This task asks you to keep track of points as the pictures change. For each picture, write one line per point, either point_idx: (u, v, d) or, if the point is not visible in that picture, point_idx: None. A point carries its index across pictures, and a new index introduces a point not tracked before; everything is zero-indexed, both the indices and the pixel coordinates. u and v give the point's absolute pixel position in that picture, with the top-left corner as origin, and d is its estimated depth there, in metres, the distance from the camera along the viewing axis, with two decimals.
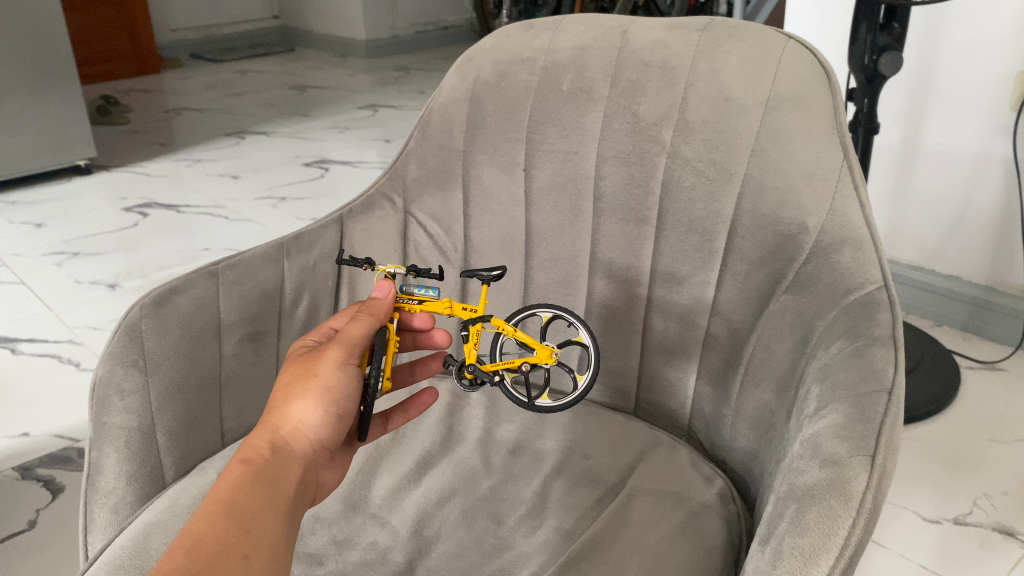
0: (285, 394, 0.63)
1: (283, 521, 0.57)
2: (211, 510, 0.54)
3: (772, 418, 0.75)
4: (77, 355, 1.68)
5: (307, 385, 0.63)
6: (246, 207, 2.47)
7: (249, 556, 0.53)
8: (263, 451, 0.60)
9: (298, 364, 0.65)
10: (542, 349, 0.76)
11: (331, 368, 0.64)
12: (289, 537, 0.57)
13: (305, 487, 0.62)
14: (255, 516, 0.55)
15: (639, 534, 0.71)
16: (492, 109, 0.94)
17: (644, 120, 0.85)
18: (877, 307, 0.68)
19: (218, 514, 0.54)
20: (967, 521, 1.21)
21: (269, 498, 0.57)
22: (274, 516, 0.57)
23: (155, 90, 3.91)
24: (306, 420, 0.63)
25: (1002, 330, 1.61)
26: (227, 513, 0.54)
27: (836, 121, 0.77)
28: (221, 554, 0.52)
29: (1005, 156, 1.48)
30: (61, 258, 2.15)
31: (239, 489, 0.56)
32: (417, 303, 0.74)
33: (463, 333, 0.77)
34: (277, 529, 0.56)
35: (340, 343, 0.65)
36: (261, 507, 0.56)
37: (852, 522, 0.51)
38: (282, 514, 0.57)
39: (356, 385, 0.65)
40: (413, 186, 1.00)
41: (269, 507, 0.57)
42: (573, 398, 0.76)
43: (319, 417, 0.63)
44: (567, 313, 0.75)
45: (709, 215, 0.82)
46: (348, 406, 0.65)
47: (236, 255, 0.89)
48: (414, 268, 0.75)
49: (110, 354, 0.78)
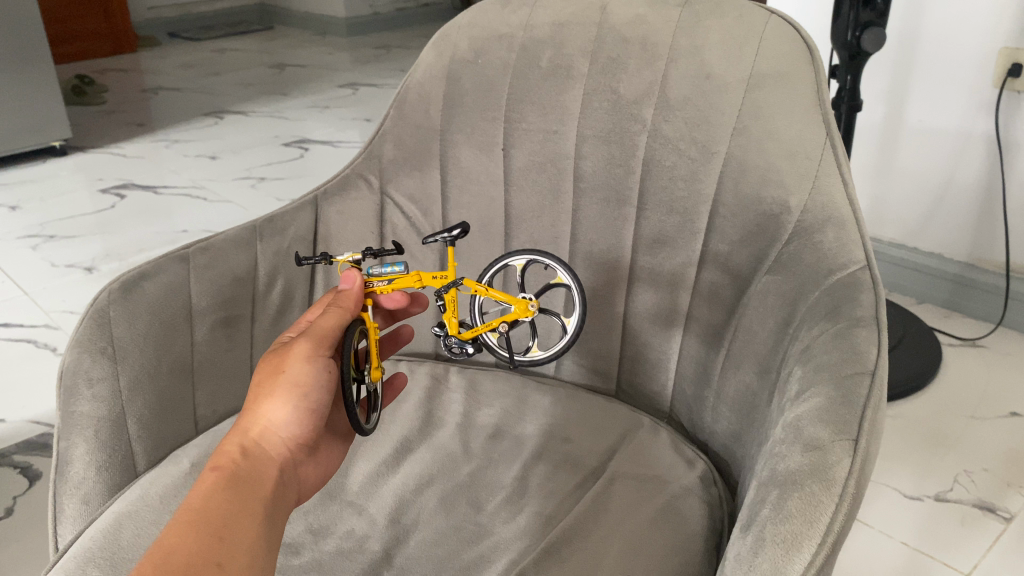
0: (257, 396, 0.63)
1: (261, 524, 0.56)
2: (181, 519, 0.53)
3: (754, 401, 0.75)
4: (53, 340, 1.65)
5: (277, 383, 0.62)
6: (225, 188, 2.44)
7: (224, 564, 0.52)
8: (234, 456, 0.59)
9: (270, 363, 0.64)
10: (519, 304, 0.75)
11: (301, 363, 0.63)
12: (268, 537, 0.56)
13: (284, 486, 0.62)
14: (228, 520, 0.54)
15: (620, 519, 0.70)
16: (469, 88, 0.92)
17: (624, 98, 0.83)
18: (860, 288, 0.67)
19: (188, 522, 0.53)
20: (948, 497, 1.21)
21: (243, 501, 0.57)
22: (250, 517, 0.56)
23: (131, 69, 3.84)
24: (279, 420, 0.62)
25: (983, 307, 1.61)
26: (198, 521, 0.53)
27: (819, 99, 0.75)
28: (194, 560, 0.51)
29: (987, 133, 1.48)
30: (36, 241, 2.11)
31: (211, 496, 0.56)
32: (387, 283, 0.73)
33: (438, 303, 0.75)
34: (255, 532, 0.55)
35: (310, 337, 0.65)
36: (236, 510, 0.56)
37: (835, 507, 0.50)
38: (259, 515, 0.57)
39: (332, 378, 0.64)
40: (389, 167, 0.98)
41: (245, 512, 0.56)
42: (562, 347, 0.77)
43: (291, 414, 0.62)
44: (542, 258, 0.75)
45: (690, 195, 0.80)
46: (324, 400, 0.64)
47: (208, 239, 0.86)
48: (372, 249, 0.74)
49: (78, 341, 0.76)
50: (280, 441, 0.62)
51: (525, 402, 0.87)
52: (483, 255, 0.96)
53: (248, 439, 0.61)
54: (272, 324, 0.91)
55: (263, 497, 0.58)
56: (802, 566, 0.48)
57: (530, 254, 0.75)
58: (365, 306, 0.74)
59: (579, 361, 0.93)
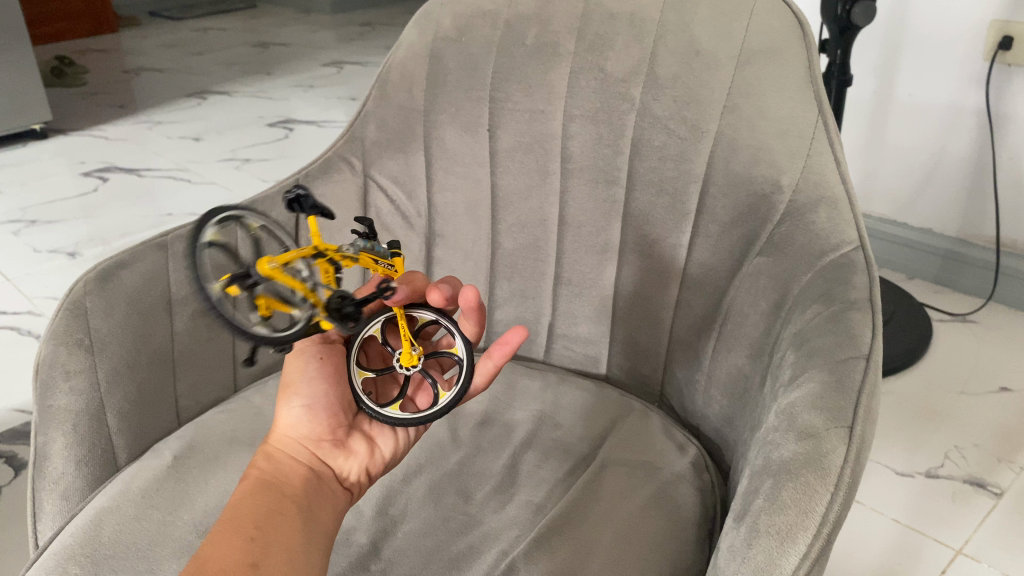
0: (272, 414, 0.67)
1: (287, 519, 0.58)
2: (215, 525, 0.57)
3: (746, 385, 0.74)
4: (37, 327, 1.62)
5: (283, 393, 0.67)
6: (210, 169, 2.41)
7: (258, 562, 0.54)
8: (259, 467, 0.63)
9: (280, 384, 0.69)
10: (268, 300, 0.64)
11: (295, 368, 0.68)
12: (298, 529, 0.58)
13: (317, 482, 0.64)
14: (261, 520, 0.57)
15: (611, 507, 0.69)
16: (453, 67, 0.90)
17: (612, 76, 0.81)
18: (853, 269, 0.66)
19: (219, 525, 0.56)
20: (939, 473, 1.21)
21: (270, 500, 0.59)
22: (279, 516, 0.58)
23: (112, 49, 3.78)
24: (290, 422, 0.66)
25: (973, 282, 1.61)
26: (230, 524, 0.57)
27: (811, 75, 0.73)
28: (226, 554, 0.54)
29: (977, 108, 1.46)
30: (18, 226, 2.08)
31: (242, 500, 0.59)
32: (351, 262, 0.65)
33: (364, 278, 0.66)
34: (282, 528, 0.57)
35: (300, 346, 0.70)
36: (263, 509, 0.58)
37: (830, 497, 0.49)
38: (289, 511, 0.59)
39: (322, 372, 0.68)
40: (372, 149, 0.95)
41: (271, 511, 0.58)
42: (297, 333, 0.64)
43: (296, 414, 0.66)
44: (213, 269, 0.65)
45: (680, 175, 0.78)
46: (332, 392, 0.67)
47: (187, 226, 0.84)
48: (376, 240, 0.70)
49: (53, 333, 0.73)
50: (297, 442, 0.65)
51: (513, 387, 0.86)
52: (470, 239, 0.94)
53: (272, 449, 0.65)
54: None
55: (292, 494, 0.61)
56: (797, 558, 0.47)
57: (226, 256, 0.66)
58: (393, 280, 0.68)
59: (568, 345, 0.92)
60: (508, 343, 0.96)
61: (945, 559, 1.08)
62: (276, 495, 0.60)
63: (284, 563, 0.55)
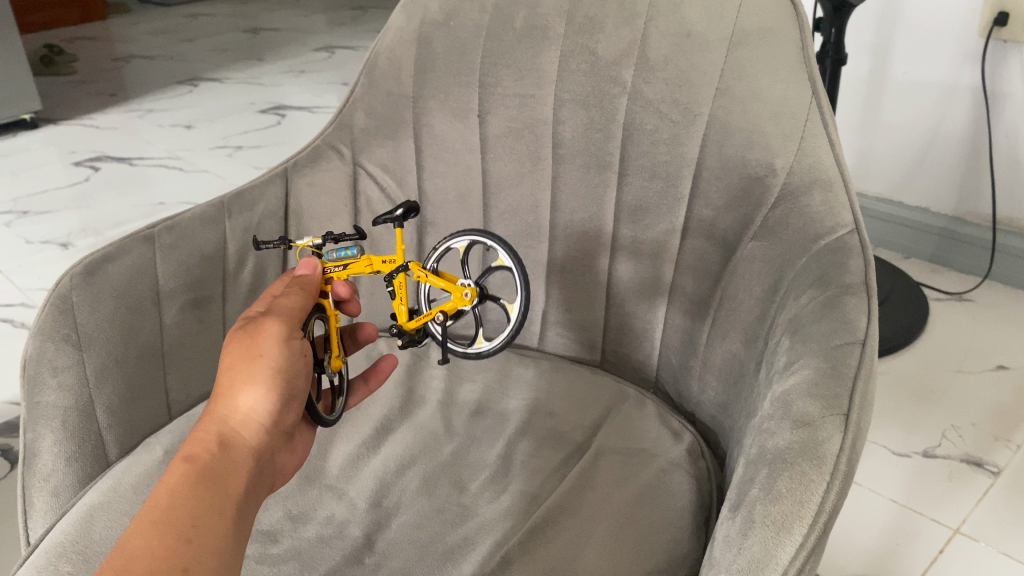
0: (231, 380, 0.57)
1: (233, 525, 0.51)
2: (147, 521, 0.48)
3: (741, 370, 0.73)
4: (29, 319, 1.61)
5: (252, 367, 0.57)
6: (201, 157, 2.39)
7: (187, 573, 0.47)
8: (211, 447, 0.54)
9: (239, 340, 0.59)
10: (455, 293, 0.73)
11: (273, 345, 0.59)
12: (241, 540, 0.51)
13: (260, 482, 0.56)
14: (202, 523, 0.49)
15: (606, 496, 0.69)
16: (442, 51, 0.89)
17: (603, 59, 0.80)
18: (848, 253, 0.66)
19: (154, 523, 0.48)
20: (936, 453, 1.21)
21: (218, 504, 0.51)
22: (224, 520, 0.51)
23: (102, 37, 3.74)
24: (260, 408, 0.57)
25: (970, 261, 1.60)
26: (167, 523, 0.48)
27: (804, 55, 0.72)
28: (159, 568, 0.46)
29: (972, 85, 1.45)
30: (10, 217, 2.06)
31: (184, 495, 0.50)
32: (342, 269, 0.71)
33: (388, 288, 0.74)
34: (226, 534, 0.50)
35: (275, 317, 0.61)
36: (209, 510, 0.50)
37: (827, 486, 0.48)
38: (234, 519, 0.52)
39: (302, 362, 0.61)
40: (361, 137, 0.94)
41: (217, 511, 0.51)
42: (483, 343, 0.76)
43: (266, 400, 0.57)
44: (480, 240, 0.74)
45: (673, 159, 0.78)
46: (299, 385, 0.60)
47: (174, 217, 0.83)
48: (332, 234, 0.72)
49: (40, 328, 0.72)
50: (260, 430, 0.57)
51: (508, 377, 0.86)
52: (461, 226, 0.93)
53: (229, 431, 0.56)
54: (245, 303, 0.88)
55: (242, 497, 0.53)
56: (793, 549, 0.46)
57: (472, 236, 0.75)
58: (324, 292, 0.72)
59: (563, 333, 0.91)
60: (501, 331, 0.95)
61: (943, 539, 1.07)
62: (225, 496, 0.52)
63: None
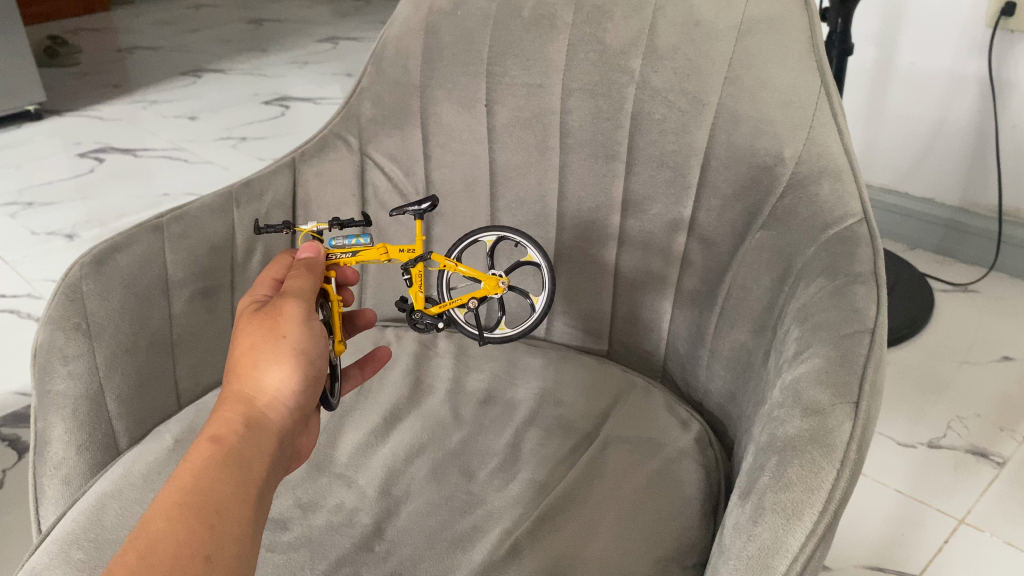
0: (254, 360, 0.57)
1: (258, 507, 0.51)
2: (172, 502, 0.48)
3: (749, 360, 0.73)
4: (35, 310, 1.62)
5: (275, 348, 0.58)
6: (206, 148, 2.39)
7: (211, 558, 0.46)
8: (237, 427, 0.54)
9: (258, 322, 0.59)
10: (490, 280, 0.77)
11: (295, 327, 0.59)
12: (263, 521, 0.51)
13: (282, 465, 0.56)
14: (229, 504, 0.49)
15: (614, 485, 0.69)
16: (449, 41, 0.88)
17: (611, 48, 0.80)
18: (858, 242, 0.65)
19: (180, 505, 0.48)
20: (941, 444, 1.21)
21: (246, 485, 0.51)
22: (251, 500, 0.50)
23: (105, 28, 3.74)
24: (284, 390, 0.57)
25: (975, 252, 1.60)
26: (193, 505, 0.48)
27: (813, 44, 0.72)
28: (185, 550, 0.46)
29: (979, 76, 1.45)
30: (15, 208, 2.06)
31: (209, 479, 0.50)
32: (351, 256, 0.72)
33: (405, 278, 0.75)
34: (251, 515, 0.50)
35: (294, 299, 0.62)
36: (236, 491, 0.50)
37: (837, 474, 0.49)
38: (259, 501, 0.51)
39: (322, 346, 0.61)
40: (368, 127, 0.94)
41: (244, 492, 0.51)
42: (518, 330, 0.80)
43: (291, 381, 0.57)
44: (512, 235, 0.76)
45: (681, 148, 0.78)
46: (319, 368, 0.61)
47: (182, 207, 0.83)
48: (338, 220, 0.72)
49: (50, 316, 0.73)
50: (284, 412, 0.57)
51: (516, 368, 0.86)
52: (468, 216, 0.93)
53: (253, 410, 0.55)
54: None
55: (266, 478, 0.53)
56: (804, 535, 0.46)
57: (501, 230, 0.76)
58: (328, 278, 0.71)
59: (570, 323, 0.91)
60: (509, 321, 0.95)
61: (948, 529, 1.08)
62: (250, 478, 0.52)
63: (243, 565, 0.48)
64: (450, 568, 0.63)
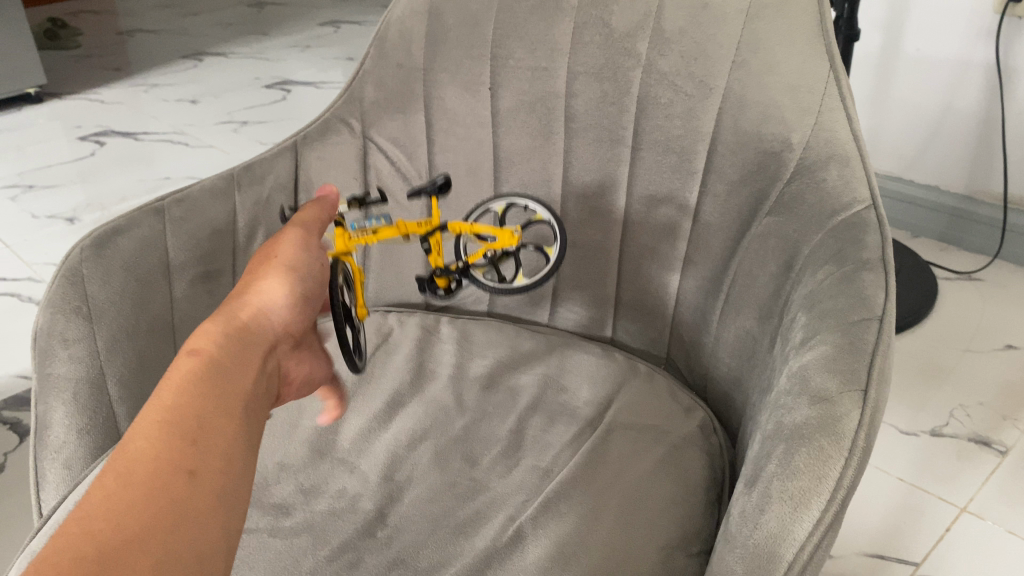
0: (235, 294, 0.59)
1: (244, 423, 0.49)
2: (153, 419, 0.46)
3: (755, 347, 0.72)
4: (37, 294, 1.61)
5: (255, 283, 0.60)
6: (208, 132, 2.38)
7: (195, 472, 0.44)
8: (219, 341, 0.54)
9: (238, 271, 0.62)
10: (506, 234, 0.84)
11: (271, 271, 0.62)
12: (250, 437, 0.49)
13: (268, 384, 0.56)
14: (211, 417, 0.48)
15: (618, 472, 0.68)
16: (453, 23, 0.87)
17: (617, 31, 0.79)
18: (866, 228, 0.65)
19: (160, 424, 0.46)
20: (944, 432, 1.20)
21: (232, 401, 0.50)
22: (236, 415, 0.49)
23: (106, 11, 3.72)
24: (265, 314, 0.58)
25: (980, 241, 1.59)
26: (174, 421, 0.46)
27: (822, 27, 0.71)
28: (163, 465, 0.43)
29: (986, 62, 1.43)
30: (16, 191, 2.05)
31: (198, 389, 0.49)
32: (372, 233, 0.80)
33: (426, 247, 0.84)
34: (235, 433, 0.48)
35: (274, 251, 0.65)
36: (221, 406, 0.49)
37: (845, 462, 0.48)
38: (245, 415, 0.50)
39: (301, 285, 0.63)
40: (371, 110, 0.92)
41: (229, 406, 0.49)
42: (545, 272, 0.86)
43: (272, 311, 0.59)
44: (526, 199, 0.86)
45: (687, 133, 0.77)
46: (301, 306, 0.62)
47: (183, 190, 0.83)
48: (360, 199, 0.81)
49: (50, 300, 0.72)
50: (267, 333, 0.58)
51: (519, 354, 0.85)
52: (472, 201, 0.92)
53: (235, 330, 0.56)
54: None
55: (253, 395, 0.52)
56: (810, 524, 0.46)
57: (510, 197, 0.87)
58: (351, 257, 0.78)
59: (573, 309, 0.91)
60: (511, 307, 0.95)
61: (950, 517, 1.07)
62: (235, 393, 0.50)
63: (224, 478, 0.45)
64: (453, 554, 0.63)
